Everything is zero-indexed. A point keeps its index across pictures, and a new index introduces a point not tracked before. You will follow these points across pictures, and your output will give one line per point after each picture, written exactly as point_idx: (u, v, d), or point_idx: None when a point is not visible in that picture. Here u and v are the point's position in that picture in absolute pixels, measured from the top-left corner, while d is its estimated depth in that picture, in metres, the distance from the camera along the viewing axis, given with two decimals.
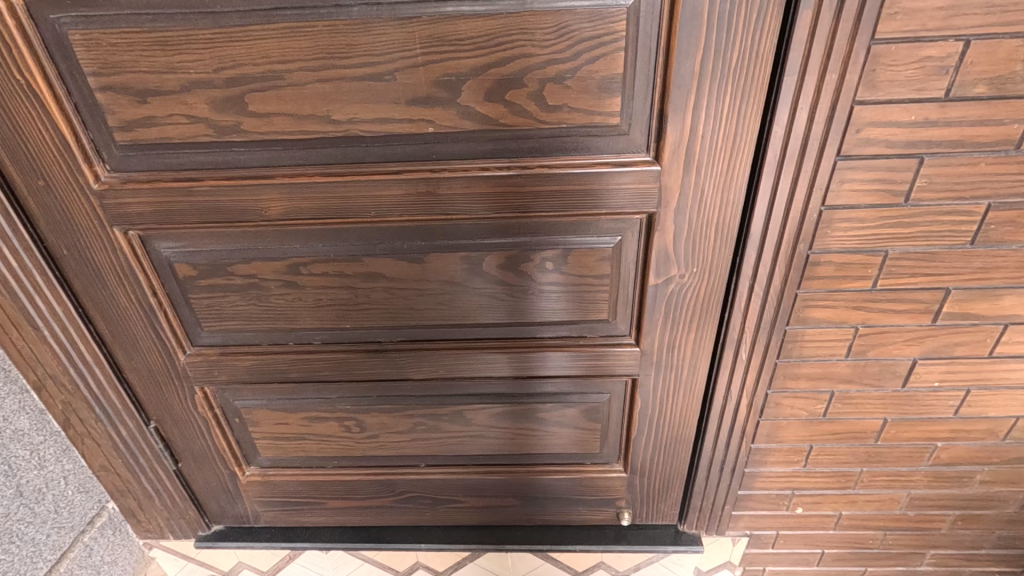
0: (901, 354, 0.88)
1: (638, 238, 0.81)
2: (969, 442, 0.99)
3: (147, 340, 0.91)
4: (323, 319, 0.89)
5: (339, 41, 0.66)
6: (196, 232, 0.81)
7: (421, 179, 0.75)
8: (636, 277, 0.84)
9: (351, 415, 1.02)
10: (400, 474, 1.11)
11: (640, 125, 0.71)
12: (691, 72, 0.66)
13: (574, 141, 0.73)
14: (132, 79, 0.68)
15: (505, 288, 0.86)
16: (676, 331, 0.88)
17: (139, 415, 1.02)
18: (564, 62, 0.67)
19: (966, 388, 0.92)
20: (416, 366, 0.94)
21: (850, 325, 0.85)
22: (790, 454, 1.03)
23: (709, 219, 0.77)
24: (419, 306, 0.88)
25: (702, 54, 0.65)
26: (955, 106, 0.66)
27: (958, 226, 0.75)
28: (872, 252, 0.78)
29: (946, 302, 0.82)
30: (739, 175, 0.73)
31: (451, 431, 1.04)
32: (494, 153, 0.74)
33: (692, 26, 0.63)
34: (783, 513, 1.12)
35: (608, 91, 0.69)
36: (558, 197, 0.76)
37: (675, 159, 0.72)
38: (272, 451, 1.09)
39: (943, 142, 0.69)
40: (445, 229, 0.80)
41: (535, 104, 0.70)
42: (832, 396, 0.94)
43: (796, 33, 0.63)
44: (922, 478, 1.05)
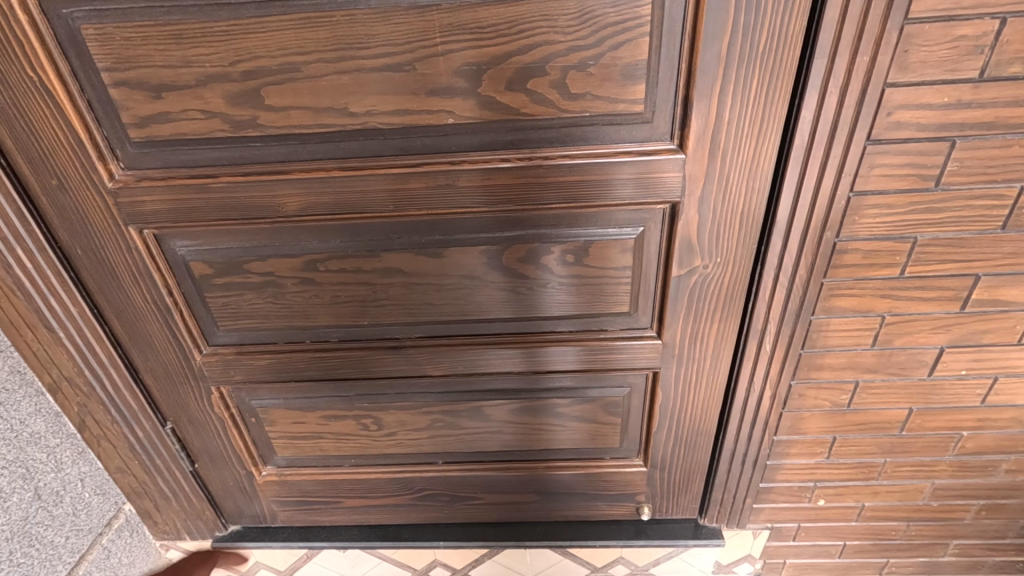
0: (927, 343, 0.87)
1: (661, 229, 0.79)
2: (994, 431, 0.98)
3: (163, 340, 0.90)
4: (341, 316, 0.88)
5: (357, 31, 0.64)
6: (211, 230, 0.80)
7: (441, 172, 0.73)
8: (658, 268, 0.83)
9: (369, 413, 1.01)
10: (418, 471, 1.10)
11: (664, 112, 0.70)
12: (717, 57, 0.64)
13: (597, 130, 0.71)
14: (146, 73, 0.67)
15: (525, 282, 0.84)
16: (698, 323, 0.87)
17: (155, 416, 1.01)
18: (587, 48, 0.65)
19: (993, 376, 0.90)
20: (434, 362, 0.93)
21: (877, 314, 0.84)
22: (813, 446, 1.01)
23: (734, 207, 0.75)
24: (437, 301, 0.87)
25: (730, 37, 0.63)
26: (989, 87, 0.64)
27: (989, 211, 0.74)
28: (901, 239, 0.76)
29: (975, 288, 0.80)
30: (765, 162, 0.71)
31: (470, 427, 1.03)
32: (515, 144, 0.72)
33: (720, 10, 0.62)
34: (805, 505, 1.11)
35: (632, 78, 0.67)
36: (579, 188, 0.75)
37: (700, 146, 0.71)
38: (289, 451, 1.08)
39: (975, 124, 0.67)
40: (463, 222, 0.79)
41: (557, 92, 0.68)
42: (856, 386, 0.92)
43: (826, 14, 0.61)
44: (946, 467, 1.04)
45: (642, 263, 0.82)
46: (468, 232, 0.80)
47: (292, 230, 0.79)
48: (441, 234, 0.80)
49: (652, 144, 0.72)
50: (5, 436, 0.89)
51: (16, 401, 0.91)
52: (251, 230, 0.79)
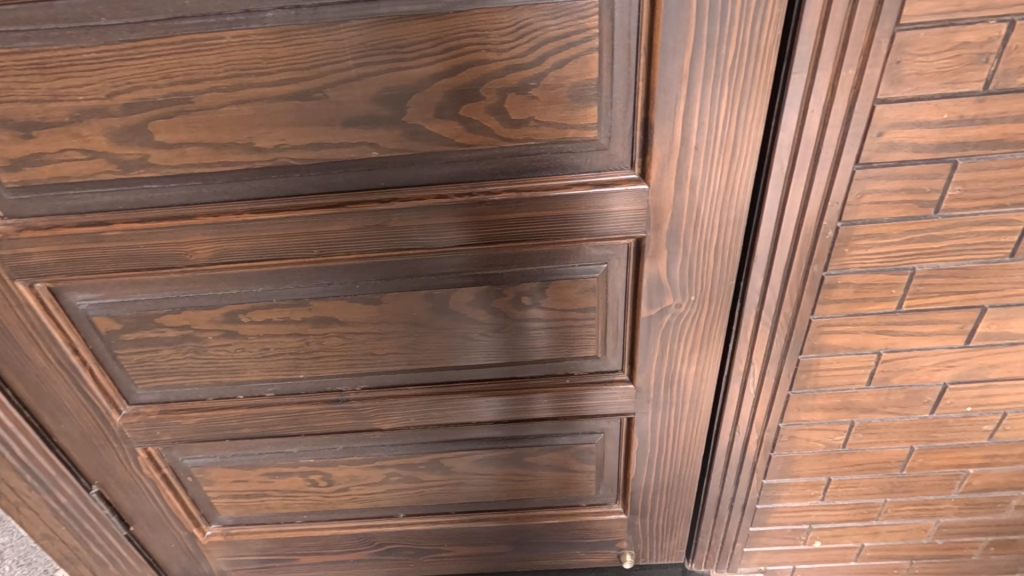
0: (929, 380, 0.78)
1: (627, 265, 0.70)
2: (1003, 467, 0.89)
3: (75, 402, 0.80)
4: (273, 369, 0.79)
5: (254, 54, 0.54)
6: (113, 281, 0.70)
7: (370, 212, 0.64)
8: (626, 308, 0.73)
9: (316, 469, 0.92)
10: (377, 526, 1.00)
11: (621, 137, 0.60)
12: (679, 73, 0.55)
13: (546, 160, 0.62)
14: (10, 109, 0.57)
15: (477, 327, 0.75)
16: (674, 365, 0.78)
17: (79, 480, 0.91)
18: (527, 67, 0.56)
19: (1002, 412, 0.82)
20: (383, 416, 0.84)
21: (872, 351, 0.75)
22: (806, 488, 0.92)
23: (707, 241, 0.66)
24: (381, 351, 0.77)
25: (692, 50, 0.54)
26: (995, 100, 0.55)
27: (996, 237, 0.65)
28: (897, 271, 0.67)
29: (981, 321, 0.72)
30: (741, 190, 0.62)
31: (430, 480, 0.94)
32: (453, 178, 0.62)
33: (680, 19, 0.52)
34: (799, 547, 1.02)
35: (582, 100, 0.58)
36: (529, 225, 0.65)
37: (665, 174, 0.61)
38: (233, 509, 0.98)
39: (980, 143, 0.58)
40: (401, 265, 0.69)
41: (496, 119, 0.59)
42: (852, 426, 0.83)
43: (804, 20, 0.52)
44: (952, 505, 0.95)
45: (608, 303, 0.73)
46: (408, 276, 0.70)
47: (206, 279, 0.69)
48: (377, 279, 0.70)
49: (610, 173, 0.63)
50: None
51: None
52: (158, 280, 0.70)
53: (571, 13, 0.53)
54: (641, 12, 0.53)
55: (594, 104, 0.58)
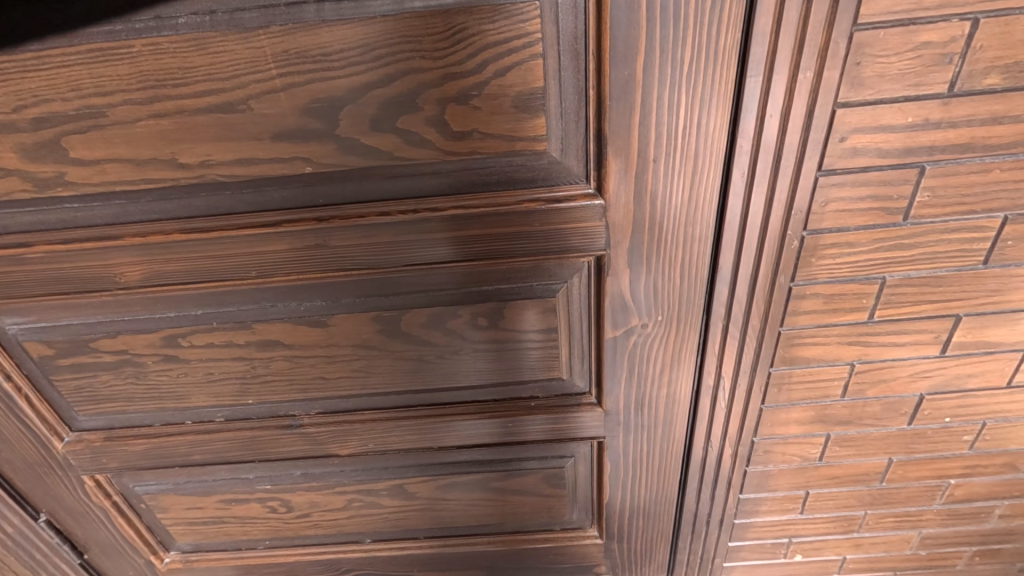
0: (905, 391, 0.75)
1: (592, 283, 0.66)
2: (984, 477, 0.86)
3: (12, 430, 0.76)
4: (221, 395, 0.75)
5: (167, 64, 0.51)
6: (43, 305, 0.65)
7: (308, 230, 0.60)
8: (592, 327, 0.69)
9: (274, 496, 0.88)
10: (343, 552, 0.96)
11: (575, 150, 0.57)
12: (633, 80, 0.52)
13: (496, 174, 0.58)
14: None
15: (433, 349, 0.71)
16: (643, 386, 0.74)
17: (25, 508, 0.86)
18: (467, 75, 0.52)
19: (982, 421, 0.79)
20: (340, 443, 0.80)
21: (846, 362, 0.72)
22: (785, 502, 0.90)
23: (671, 258, 0.63)
24: (332, 373, 0.73)
25: (645, 53, 0.50)
26: (961, 102, 0.52)
27: (968, 245, 0.62)
28: (867, 280, 0.64)
29: (956, 330, 0.69)
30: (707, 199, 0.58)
31: (394, 505, 0.90)
32: (396, 194, 0.59)
33: (631, 20, 0.49)
34: (780, 561, 0.99)
35: (528, 110, 0.54)
36: (479, 243, 0.62)
37: (625, 186, 0.58)
38: (191, 536, 0.95)
39: (948, 147, 0.55)
40: (346, 286, 0.65)
41: (437, 131, 0.55)
42: (828, 439, 0.80)
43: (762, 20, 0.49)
44: (934, 516, 0.92)
45: (571, 321, 0.69)
46: (355, 298, 0.66)
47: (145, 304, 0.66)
48: (322, 301, 0.66)
49: (565, 187, 0.59)
50: None
51: None
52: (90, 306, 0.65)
53: (508, 16, 0.50)
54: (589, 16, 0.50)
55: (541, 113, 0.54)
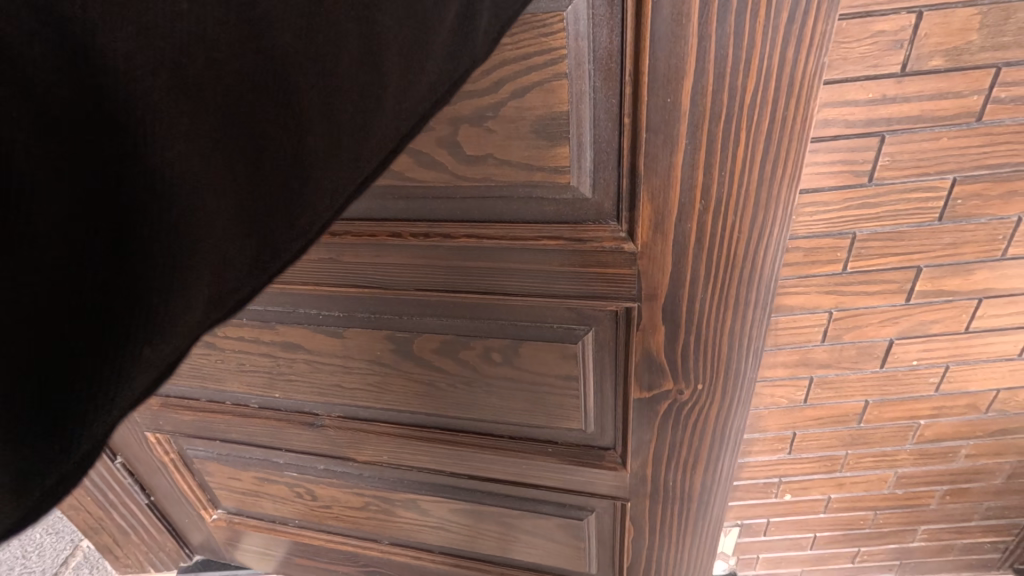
0: (877, 336, 0.86)
1: (622, 329, 0.67)
2: (951, 418, 0.98)
3: None
4: (251, 384, 0.88)
5: None
6: None
7: (329, 247, 0.69)
8: (617, 376, 0.72)
9: (301, 484, 1.00)
10: (361, 550, 1.07)
11: (605, 185, 0.58)
12: (675, 119, 0.52)
13: (513, 204, 0.61)
14: None
15: (443, 376, 0.78)
16: (672, 434, 0.75)
17: (103, 450, 0.99)
18: (481, 93, 0.55)
19: (945, 365, 0.91)
20: (357, 448, 0.91)
21: (824, 310, 0.83)
22: (775, 442, 1.01)
23: (716, 297, 0.62)
24: (348, 386, 0.84)
25: (690, 91, 0.51)
26: (911, 81, 0.64)
27: (925, 203, 0.73)
28: (840, 235, 0.76)
29: (918, 280, 0.80)
30: (742, 249, 0.58)
31: (407, 516, 0.99)
32: (410, 215, 0.65)
33: (676, 63, 0.50)
34: (772, 501, 1.11)
35: (551, 137, 0.56)
36: (493, 274, 0.66)
37: (659, 235, 0.59)
38: (234, 500, 1.07)
39: (903, 118, 0.66)
40: (375, 298, 0.73)
41: (451, 153, 0.59)
42: (811, 382, 0.92)
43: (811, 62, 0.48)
44: (908, 456, 1.04)
45: (597, 364, 0.71)
46: (373, 316, 0.75)
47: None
48: (341, 312, 0.76)
49: (593, 226, 0.60)
50: None
51: None
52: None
53: (530, 29, 0.50)
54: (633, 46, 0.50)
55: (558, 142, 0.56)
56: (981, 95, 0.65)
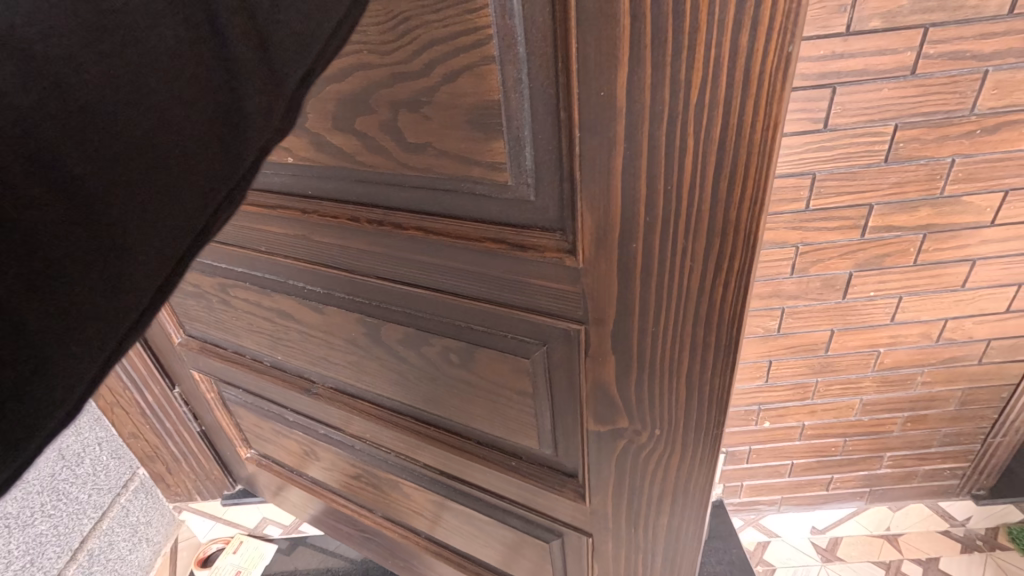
0: (838, 268, 1.00)
1: (571, 351, 0.56)
2: (907, 346, 1.12)
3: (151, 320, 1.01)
4: (259, 343, 0.90)
5: None
6: None
7: (302, 222, 0.66)
8: (568, 406, 0.62)
9: (305, 443, 1.03)
10: (358, 516, 1.09)
11: (548, 189, 0.48)
12: (611, 116, 0.41)
13: (459, 198, 0.53)
14: None
15: (411, 368, 0.73)
16: (635, 475, 0.65)
17: (163, 380, 1.11)
18: (416, 75, 0.47)
19: (898, 296, 1.04)
20: (346, 421, 0.90)
21: (791, 245, 0.97)
22: (753, 370, 1.15)
23: (673, 331, 0.51)
24: (332, 359, 0.82)
25: (626, 84, 0.39)
26: (855, 39, 0.78)
27: (873, 146, 0.87)
28: (802, 175, 0.89)
29: (870, 216, 0.94)
30: (696, 283, 0.47)
31: (393, 496, 0.98)
32: (368, 199, 0.59)
33: (609, 48, 0.38)
34: (752, 428, 1.25)
35: (486, 128, 0.47)
36: (447, 272, 0.58)
37: (605, 255, 0.48)
38: (260, 444, 1.15)
39: (850, 72, 0.80)
40: (348, 280, 0.68)
41: (394, 139, 0.53)
42: (782, 312, 1.06)
43: (776, 57, 0.36)
44: (871, 383, 1.18)
45: (550, 387, 0.61)
46: (344, 295, 0.71)
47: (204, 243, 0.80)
48: (322, 289, 0.73)
49: (537, 232, 0.50)
50: None
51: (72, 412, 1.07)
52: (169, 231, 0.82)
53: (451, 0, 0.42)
54: (566, 24, 0.39)
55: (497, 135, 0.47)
56: (914, 51, 0.79)
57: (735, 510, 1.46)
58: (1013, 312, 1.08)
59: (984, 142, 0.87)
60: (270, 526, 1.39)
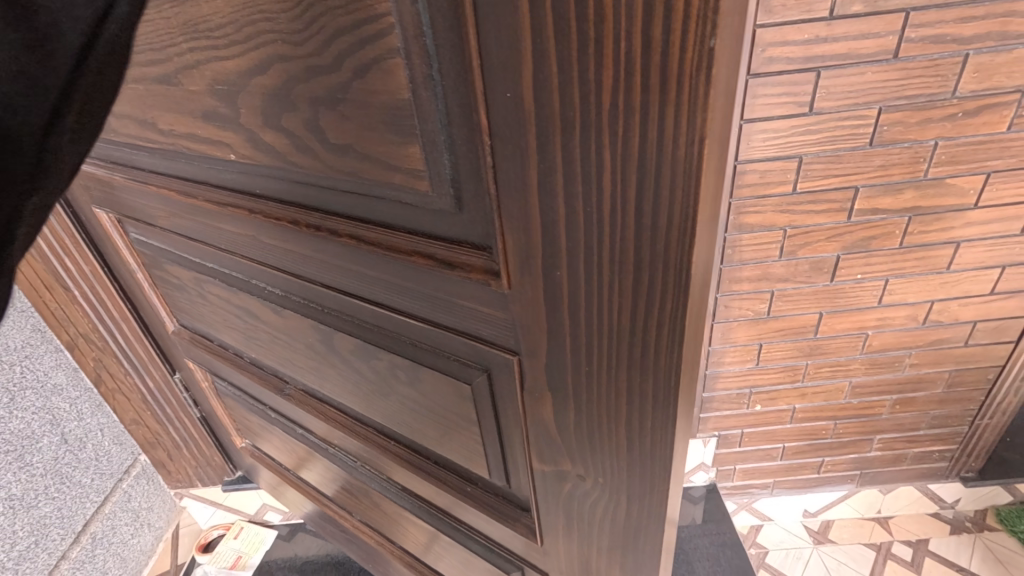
0: (826, 251, 1.02)
1: (510, 390, 0.48)
2: (895, 329, 1.14)
3: (149, 307, 1.01)
4: (235, 338, 0.85)
5: None
6: (127, 214, 0.80)
7: (249, 223, 0.58)
8: (511, 446, 0.54)
9: (287, 441, 1.00)
10: (339, 517, 1.07)
11: (469, 202, 0.38)
12: (520, 123, 0.31)
13: (387, 207, 0.44)
14: None
15: (367, 381, 0.65)
16: (587, 532, 0.56)
17: (164, 365, 1.13)
18: (323, 65, 0.39)
19: (885, 278, 1.06)
20: (317, 424, 0.85)
21: (779, 228, 0.99)
22: (744, 353, 1.17)
23: (609, 382, 0.42)
24: (301, 367, 0.75)
25: (533, 82, 0.30)
26: (839, 24, 0.80)
27: (857, 129, 0.89)
28: (789, 159, 0.91)
29: (856, 199, 0.96)
30: (632, 327, 0.38)
31: (366, 505, 0.94)
32: (303, 200, 0.51)
33: (512, 36, 0.29)
34: (744, 411, 1.27)
35: (397, 126, 0.38)
36: (386, 286, 0.50)
37: (533, 288, 0.39)
38: (250, 435, 1.16)
39: (834, 56, 0.82)
40: (301, 285, 0.60)
41: (314, 136, 0.44)
42: (772, 295, 1.08)
43: (696, 53, 0.27)
44: (860, 366, 1.20)
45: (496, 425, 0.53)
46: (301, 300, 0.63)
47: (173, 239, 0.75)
48: (278, 291, 0.66)
49: (465, 251, 0.41)
50: (48, 419, 1.02)
51: (74, 398, 1.08)
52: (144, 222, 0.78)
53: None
54: (457, 5, 0.30)
55: (412, 140, 0.38)
56: (896, 35, 0.81)
57: (728, 494, 1.48)
58: (998, 293, 1.10)
59: (966, 124, 0.89)
60: (270, 513, 1.42)
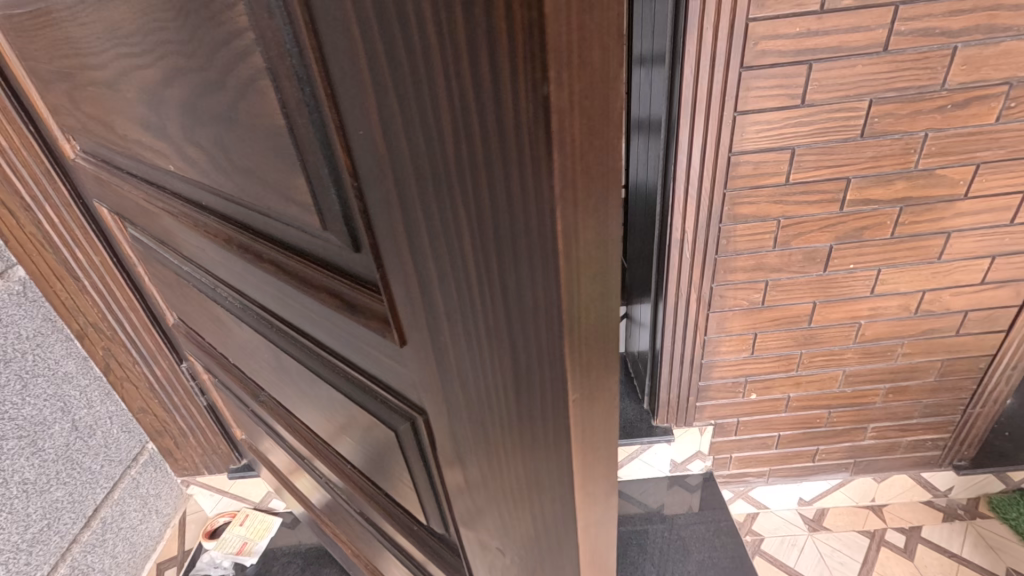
0: (819, 242, 1.04)
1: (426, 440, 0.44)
2: (887, 318, 1.16)
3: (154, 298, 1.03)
4: (216, 340, 0.85)
5: None
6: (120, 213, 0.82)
7: (199, 236, 0.57)
8: (438, 497, 0.49)
9: (272, 442, 1.01)
10: (325, 521, 1.08)
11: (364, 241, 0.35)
12: (380, 166, 0.28)
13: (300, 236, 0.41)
14: (31, 66, 0.66)
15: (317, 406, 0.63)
16: None
17: (172, 354, 1.16)
18: (219, 86, 0.37)
19: (877, 268, 1.09)
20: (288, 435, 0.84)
21: (773, 219, 1.01)
22: (739, 342, 1.19)
23: (509, 451, 0.37)
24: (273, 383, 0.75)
25: (382, 123, 0.26)
26: (830, 17, 0.82)
27: (849, 121, 0.91)
28: (782, 150, 0.93)
29: (848, 190, 0.98)
30: (522, 397, 0.33)
31: (339, 515, 0.93)
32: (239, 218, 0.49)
33: (355, 71, 0.25)
34: (740, 400, 1.30)
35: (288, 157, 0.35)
36: (313, 316, 0.47)
37: (423, 341, 0.34)
38: (248, 428, 1.17)
39: (825, 49, 0.84)
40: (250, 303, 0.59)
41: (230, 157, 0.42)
42: (766, 285, 1.10)
43: (530, 101, 0.21)
44: (853, 354, 1.22)
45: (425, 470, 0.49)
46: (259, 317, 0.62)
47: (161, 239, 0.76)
48: (235, 305, 0.65)
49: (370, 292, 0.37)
50: (59, 406, 1.05)
51: (85, 386, 1.11)
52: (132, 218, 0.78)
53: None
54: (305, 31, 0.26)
55: (300, 171, 0.35)
56: (886, 28, 0.83)
57: (725, 482, 1.50)
58: (988, 283, 1.12)
59: (955, 116, 0.91)
60: (274, 500, 1.44)
